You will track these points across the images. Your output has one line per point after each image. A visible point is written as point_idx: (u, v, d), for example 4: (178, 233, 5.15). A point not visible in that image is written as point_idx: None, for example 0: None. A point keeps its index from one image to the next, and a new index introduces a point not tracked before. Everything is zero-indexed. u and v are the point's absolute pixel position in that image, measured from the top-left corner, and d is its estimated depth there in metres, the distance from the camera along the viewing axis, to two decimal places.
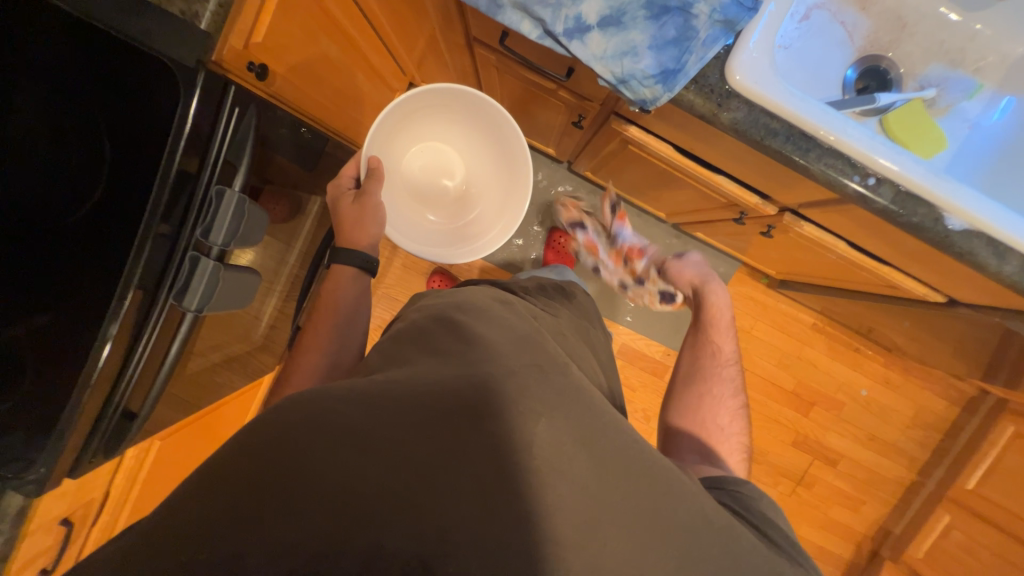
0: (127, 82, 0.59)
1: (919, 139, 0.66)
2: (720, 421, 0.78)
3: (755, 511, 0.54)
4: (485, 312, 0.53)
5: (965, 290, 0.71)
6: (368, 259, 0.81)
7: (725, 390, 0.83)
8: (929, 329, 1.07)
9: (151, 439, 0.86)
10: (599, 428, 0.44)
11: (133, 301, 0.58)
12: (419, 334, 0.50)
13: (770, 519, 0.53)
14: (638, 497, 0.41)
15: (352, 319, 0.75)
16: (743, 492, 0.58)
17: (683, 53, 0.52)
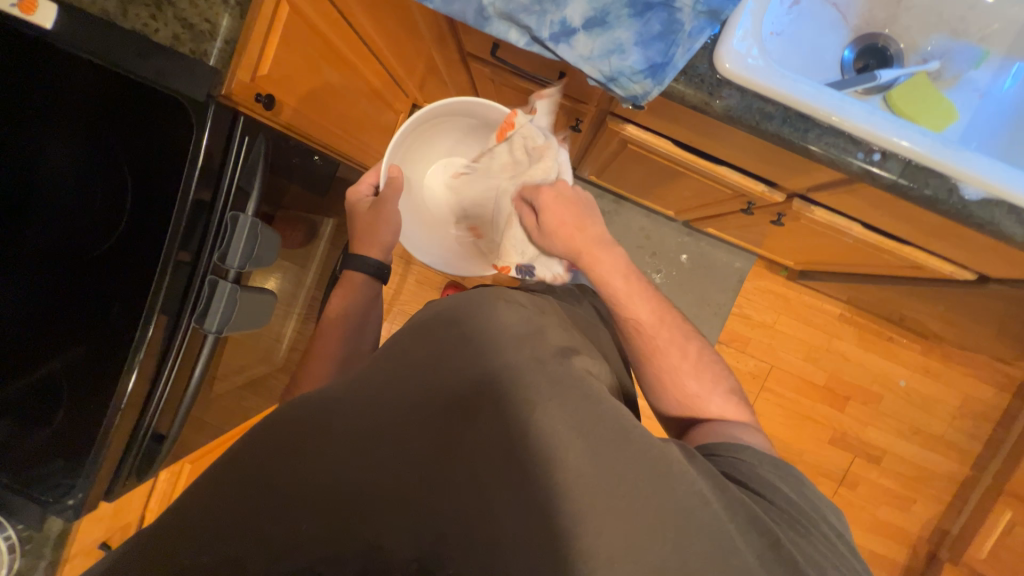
0: (146, 122, 0.63)
1: (926, 113, 0.65)
2: (695, 382, 0.64)
3: (757, 478, 0.49)
4: (491, 311, 0.51)
5: (994, 264, 0.68)
6: (379, 266, 0.82)
7: (690, 346, 0.66)
8: (965, 311, 1.02)
9: (180, 462, 0.89)
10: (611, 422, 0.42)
11: (157, 327, 0.61)
12: (422, 333, 0.48)
13: (772, 488, 0.48)
14: (651, 507, 0.39)
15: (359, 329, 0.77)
16: (740, 457, 0.52)
17: (669, 47, 0.53)
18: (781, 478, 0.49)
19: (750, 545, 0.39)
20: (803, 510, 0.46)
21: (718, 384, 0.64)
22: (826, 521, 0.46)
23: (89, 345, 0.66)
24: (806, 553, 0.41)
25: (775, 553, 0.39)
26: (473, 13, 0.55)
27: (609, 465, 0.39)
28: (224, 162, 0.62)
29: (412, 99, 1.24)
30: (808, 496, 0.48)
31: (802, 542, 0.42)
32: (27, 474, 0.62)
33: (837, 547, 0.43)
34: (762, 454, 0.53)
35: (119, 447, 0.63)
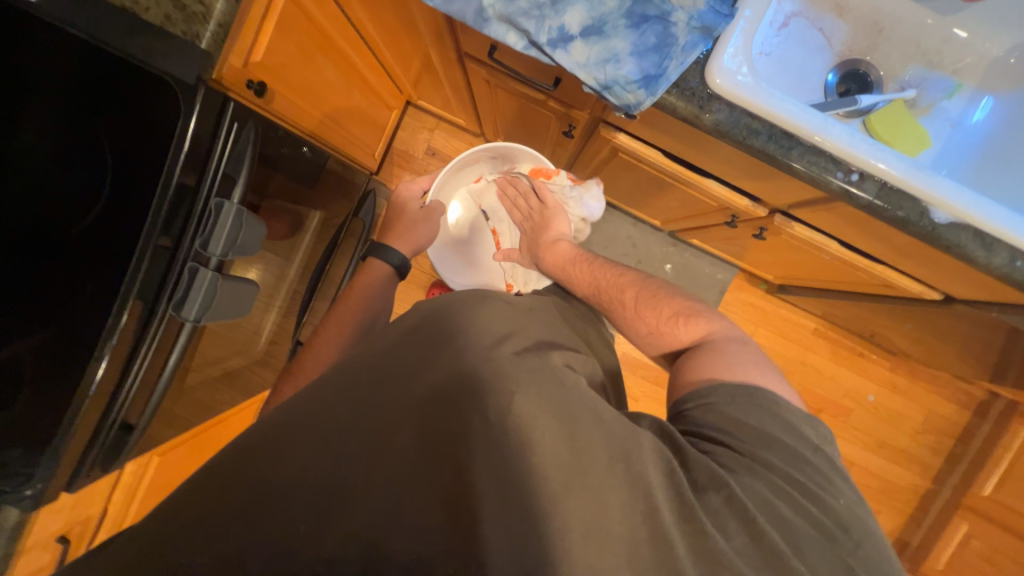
0: (132, 103, 0.61)
1: (902, 138, 0.68)
2: (647, 320, 0.69)
3: (725, 422, 0.50)
4: (479, 304, 0.50)
5: (960, 286, 0.71)
6: (402, 261, 0.84)
7: (628, 292, 0.71)
8: (932, 330, 1.06)
9: (149, 454, 0.86)
10: (592, 416, 0.42)
11: (132, 311, 0.59)
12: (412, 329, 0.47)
13: (743, 424, 0.50)
14: (626, 502, 0.39)
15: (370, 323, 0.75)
16: (712, 403, 0.53)
17: (663, 59, 0.54)
18: (747, 414, 0.51)
19: (705, 505, 0.41)
20: (765, 445, 0.48)
21: (669, 310, 0.69)
22: (789, 450, 0.48)
23: (57, 329, 0.63)
24: (759, 499, 0.43)
25: (730, 508, 0.41)
26: (473, 14, 0.55)
27: (585, 460, 0.40)
28: (211, 148, 0.61)
29: (405, 95, 1.23)
30: (773, 427, 0.50)
31: (757, 485, 0.44)
32: None
33: (794, 477, 0.46)
34: (733, 389, 0.53)
35: (85, 435, 0.61)
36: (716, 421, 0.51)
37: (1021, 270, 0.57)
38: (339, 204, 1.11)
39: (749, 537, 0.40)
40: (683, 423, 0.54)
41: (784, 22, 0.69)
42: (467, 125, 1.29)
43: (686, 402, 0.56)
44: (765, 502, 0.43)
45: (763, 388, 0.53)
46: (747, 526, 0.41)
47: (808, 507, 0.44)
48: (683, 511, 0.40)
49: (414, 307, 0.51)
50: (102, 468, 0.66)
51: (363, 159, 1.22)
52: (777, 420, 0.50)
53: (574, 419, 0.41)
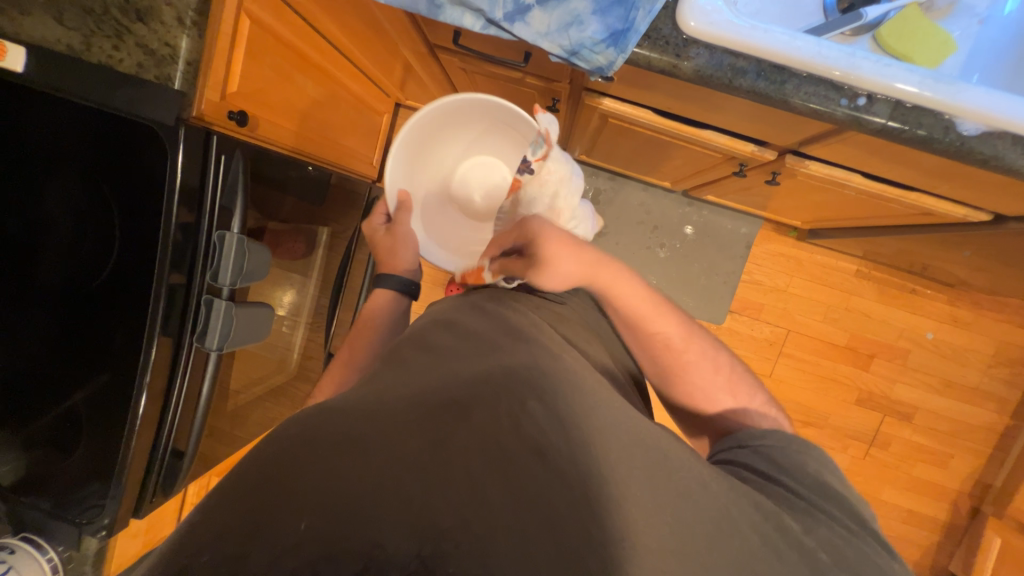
0: (129, 154, 0.65)
1: (920, 48, 0.60)
2: (711, 378, 0.61)
3: (778, 460, 0.48)
4: (503, 320, 0.54)
5: (1009, 201, 0.64)
6: (407, 282, 0.83)
7: (719, 360, 0.62)
8: (989, 254, 0.96)
9: (206, 475, 0.92)
10: (622, 420, 0.44)
11: (161, 347, 0.63)
12: (424, 342, 0.51)
13: (808, 474, 0.46)
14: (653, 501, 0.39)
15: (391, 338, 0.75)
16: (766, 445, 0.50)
17: (629, 11, 0.51)
18: (803, 460, 0.48)
19: (755, 528, 0.39)
20: (825, 494, 0.45)
21: (719, 375, 0.61)
22: (844, 505, 0.44)
23: (104, 373, 0.69)
24: (817, 535, 0.40)
25: (783, 539, 0.39)
26: (425, 3, 0.54)
27: (630, 464, 0.41)
28: (205, 182, 0.64)
29: (394, 98, 1.23)
30: (834, 482, 0.46)
31: (815, 527, 0.41)
32: (61, 498, 0.66)
33: (856, 527, 0.42)
34: (783, 437, 0.51)
35: (141, 462, 0.66)
36: (770, 458, 0.49)
37: None
38: (346, 216, 1.13)
39: (802, 564, 0.38)
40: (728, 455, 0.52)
41: None
42: None
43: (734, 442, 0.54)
44: (827, 543, 0.40)
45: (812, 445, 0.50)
46: (802, 558, 0.38)
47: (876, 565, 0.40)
48: (723, 532, 0.39)
49: (426, 317, 0.57)
50: (164, 493, 0.71)
51: (361, 167, 1.23)
52: (827, 472, 0.47)
53: (615, 422, 0.43)
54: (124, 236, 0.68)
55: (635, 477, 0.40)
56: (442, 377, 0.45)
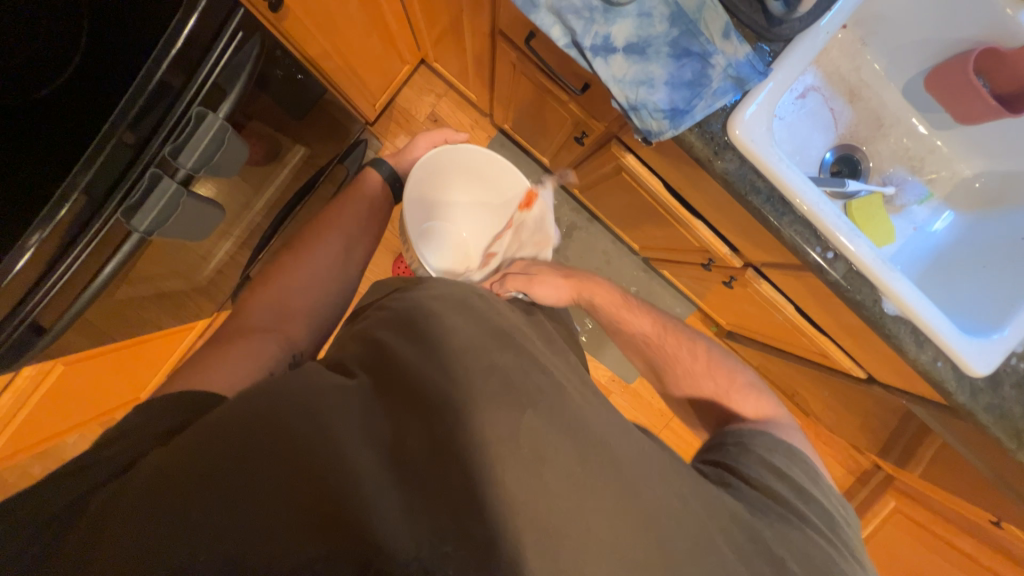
0: None
1: (874, 229, 0.73)
2: (709, 382, 0.66)
3: (770, 470, 0.50)
4: (472, 309, 0.50)
5: (883, 370, 0.79)
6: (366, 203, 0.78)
7: (719, 373, 0.66)
8: (844, 400, 1.17)
9: (54, 362, 0.76)
10: (594, 428, 0.42)
11: (74, 206, 0.53)
12: (407, 320, 0.47)
13: (802, 491, 0.48)
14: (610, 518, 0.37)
15: (348, 250, 0.71)
16: (760, 456, 0.52)
17: (693, 97, 0.55)
18: (786, 467, 0.51)
19: (732, 540, 0.40)
20: (803, 499, 0.48)
21: (719, 379, 0.66)
22: (815, 516, 0.46)
23: None
24: (789, 548, 0.42)
25: (756, 547, 0.40)
26: None
27: (595, 484, 0.38)
28: (206, 53, 0.58)
29: (421, 52, 1.18)
30: (813, 487, 0.49)
31: (790, 535, 0.43)
32: None
33: (834, 539, 0.44)
34: (774, 440, 0.54)
35: None
36: (758, 467, 0.50)
37: (939, 369, 0.63)
38: (325, 144, 1.04)
39: (770, 572, 0.39)
40: (719, 459, 0.53)
41: (803, 92, 0.73)
42: (476, 102, 1.24)
43: (727, 437, 0.56)
44: (801, 554, 0.42)
45: (800, 450, 0.54)
46: (770, 562, 0.40)
47: (840, 572, 0.42)
48: (704, 547, 0.39)
49: (388, 307, 0.51)
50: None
51: (361, 106, 1.13)
52: (812, 479, 0.51)
53: (579, 437, 0.40)
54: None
55: (608, 492, 0.38)
56: (420, 356, 0.42)
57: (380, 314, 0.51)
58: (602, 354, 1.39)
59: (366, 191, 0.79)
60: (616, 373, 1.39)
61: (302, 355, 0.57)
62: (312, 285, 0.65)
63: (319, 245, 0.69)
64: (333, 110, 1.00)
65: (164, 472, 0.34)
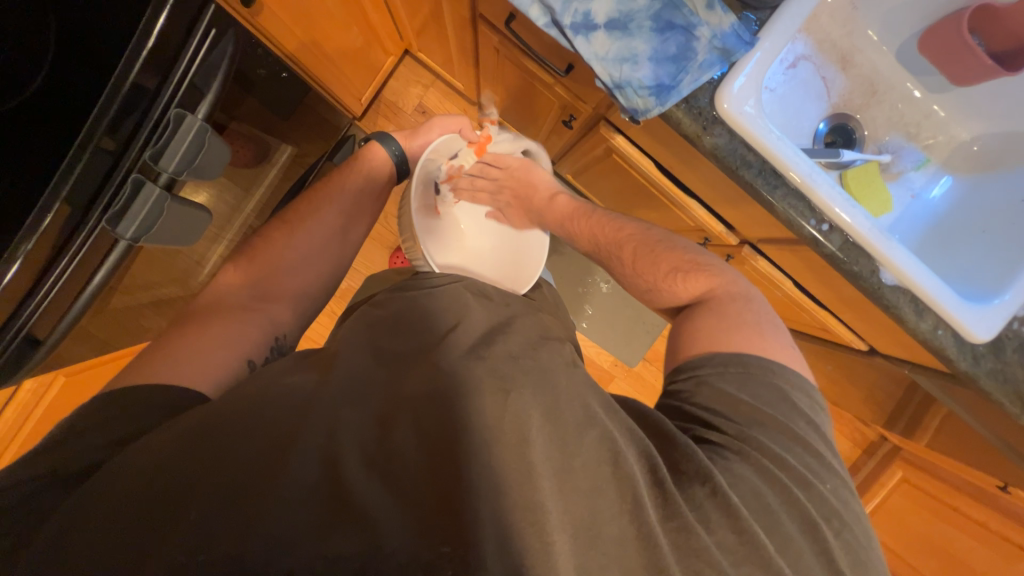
0: None
1: (870, 198, 0.72)
2: (646, 276, 0.67)
3: (723, 403, 0.47)
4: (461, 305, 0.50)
5: (884, 341, 0.78)
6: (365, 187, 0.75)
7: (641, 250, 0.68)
8: (849, 373, 1.15)
9: (55, 373, 0.75)
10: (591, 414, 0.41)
11: (59, 215, 0.52)
12: (394, 324, 0.50)
13: (757, 415, 0.46)
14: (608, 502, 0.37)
15: (345, 234, 0.71)
16: (713, 389, 0.48)
17: (679, 72, 0.54)
18: (740, 391, 0.48)
19: (687, 496, 0.39)
20: (757, 423, 0.45)
21: (662, 265, 0.65)
22: (772, 440, 0.44)
23: None
24: (744, 494, 0.40)
25: (715, 502, 0.39)
26: None
27: (581, 463, 0.38)
28: (180, 53, 0.57)
29: (405, 42, 1.16)
30: (768, 404, 0.47)
31: (742, 473, 0.41)
32: None
33: (788, 462, 0.43)
34: (726, 359, 0.50)
35: None
36: (712, 403, 0.47)
37: (940, 338, 0.62)
38: (313, 141, 1.03)
39: (731, 527, 0.38)
40: (676, 398, 0.51)
41: (794, 62, 0.71)
42: (464, 91, 1.22)
43: (681, 372, 0.53)
44: (750, 493, 0.40)
45: (757, 356, 0.50)
46: (729, 518, 0.38)
47: (794, 499, 0.41)
48: (665, 507, 0.38)
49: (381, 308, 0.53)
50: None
51: (347, 101, 1.12)
52: (774, 394, 0.47)
53: (576, 422, 0.40)
54: (35, 72, 0.53)
55: (596, 474, 0.38)
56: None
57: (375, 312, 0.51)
58: (604, 339, 1.39)
59: (370, 179, 0.76)
60: (618, 358, 1.39)
61: (285, 339, 0.60)
62: (299, 279, 0.64)
63: (312, 222, 0.68)
64: (318, 106, 0.99)
65: (161, 475, 0.33)
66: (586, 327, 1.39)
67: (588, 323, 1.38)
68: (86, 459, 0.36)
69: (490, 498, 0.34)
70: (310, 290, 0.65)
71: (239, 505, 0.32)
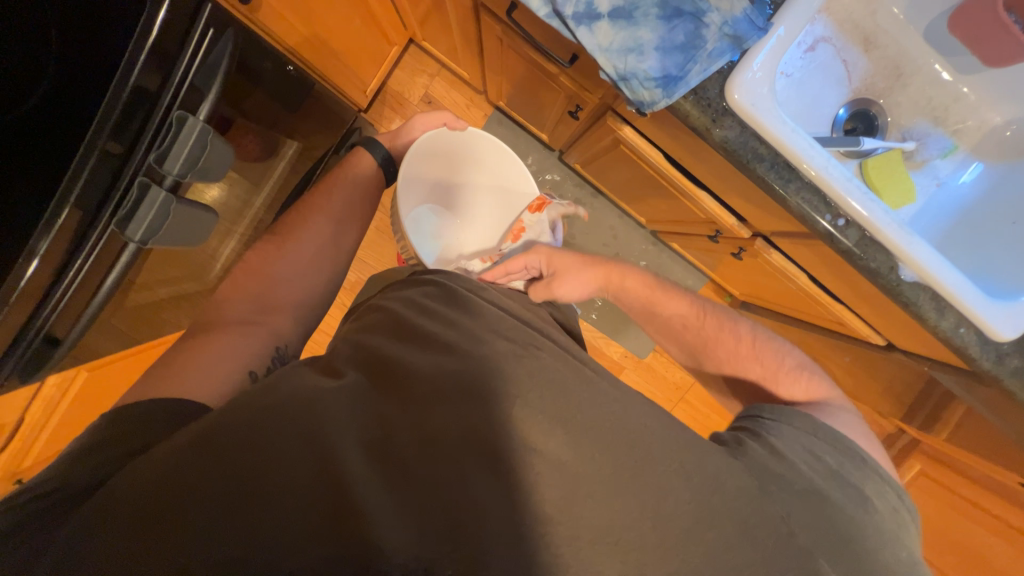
0: None
1: (892, 189, 0.68)
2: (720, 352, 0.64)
3: (806, 452, 0.46)
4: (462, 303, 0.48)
5: (903, 337, 0.75)
6: (358, 185, 0.76)
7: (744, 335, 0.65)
8: (867, 366, 1.12)
9: (77, 368, 0.76)
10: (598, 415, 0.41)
11: (68, 220, 0.53)
12: (398, 325, 0.48)
13: (838, 474, 0.44)
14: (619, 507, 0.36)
15: (339, 232, 0.70)
16: (789, 432, 0.48)
17: (687, 61, 0.52)
18: (825, 452, 0.46)
19: (738, 517, 0.38)
20: (835, 480, 0.44)
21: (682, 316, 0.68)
22: (844, 493, 0.43)
23: None
24: (805, 529, 0.39)
25: (769, 537, 0.38)
26: None
27: (583, 469, 0.37)
28: (179, 53, 0.56)
29: (409, 31, 1.14)
30: (846, 467, 0.45)
31: (814, 522, 0.40)
32: None
33: (858, 518, 0.41)
34: (815, 424, 0.49)
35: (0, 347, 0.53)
36: (790, 443, 0.46)
37: (962, 336, 0.60)
38: (319, 136, 1.03)
39: (781, 552, 0.37)
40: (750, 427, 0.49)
41: (812, 45, 0.67)
42: (470, 80, 1.20)
43: (761, 410, 0.52)
44: (817, 538, 0.39)
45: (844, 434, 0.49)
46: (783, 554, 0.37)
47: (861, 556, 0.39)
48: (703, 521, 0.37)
49: (381, 308, 0.52)
50: (19, 381, 0.59)
51: (352, 93, 1.11)
52: (859, 464, 0.46)
53: (577, 427, 0.39)
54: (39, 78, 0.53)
55: (596, 479, 0.37)
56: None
57: (379, 314, 0.50)
58: (614, 331, 1.38)
59: (360, 180, 0.77)
60: (628, 349, 1.38)
61: (287, 349, 0.59)
62: (305, 276, 0.65)
63: (304, 232, 0.68)
64: (323, 100, 0.98)
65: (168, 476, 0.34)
66: (596, 319, 1.37)
67: (598, 314, 1.36)
68: (103, 460, 0.38)
69: None
70: (309, 299, 0.64)
71: (240, 509, 0.32)
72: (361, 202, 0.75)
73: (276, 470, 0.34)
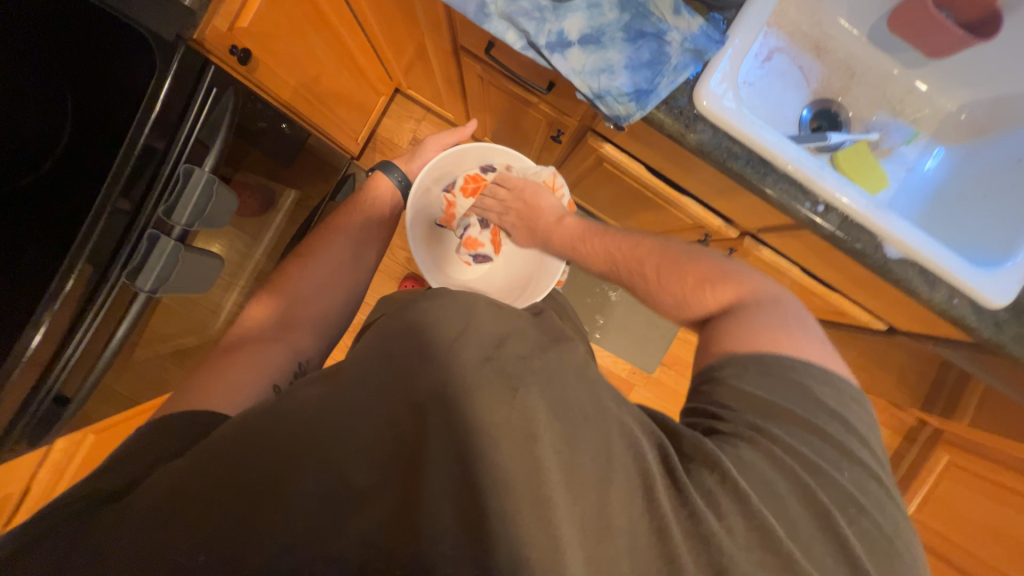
0: (101, 67, 0.58)
1: (864, 176, 0.72)
2: (671, 290, 0.63)
3: (742, 399, 0.46)
4: (478, 304, 0.47)
5: (902, 317, 0.76)
6: (372, 217, 0.79)
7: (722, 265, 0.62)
8: (875, 357, 1.12)
9: (82, 430, 0.75)
10: (607, 407, 0.41)
11: (81, 274, 0.55)
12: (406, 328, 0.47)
13: (769, 404, 0.45)
14: (621, 496, 0.37)
15: (356, 263, 0.75)
16: (726, 378, 0.49)
17: (655, 76, 0.56)
18: (756, 387, 0.47)
19: (699, 488, 0.39)
20: (771, 417, 0.45)
21: (690, 277, 0.62)
22: (789, 411, 0.45)
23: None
24: (753, 475, 0.41)
25: (724, 488, 0.39)
26: (475, 8, 0.56)
27: (593, 462, 0.37)
28: (184, 113, 0.60)
29: (394, 81, 1.21)
30: (785, 398, 0.46)
31: (752, 462, 0.42)
32: None
33: (804, 453, 0.43)
34: (745, 361, 0.49)
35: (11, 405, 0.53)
36: (728, 397, 0.47)
37: (957, 307, 0.61)
38: (316, 185, 1.07)
39: (743, 517, 0.38)
40: (698, 402, 0.50)
41: (768, 55, 0.73)
42: (455, 121, 1.26)
43: (700, 377, 0.53)
44: (762, 482, 0.40)
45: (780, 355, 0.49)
46: (741, 504, 0.39)
47: (805, 497, 0.41)
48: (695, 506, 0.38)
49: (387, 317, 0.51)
50: (29, 444, 0.58)
51: (345, 142, 1.17)
52: (792, 390, 0.47)
53: (583, 422, 0.39)
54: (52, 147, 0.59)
55: (611, 472, 0.37)
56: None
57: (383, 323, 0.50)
58: (619, 348, 1.38)
59: (373, 212, 0.80)
60: (635, 365, 1.37)
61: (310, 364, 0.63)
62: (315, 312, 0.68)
63: (317, 258, 0.73)
64: (318, 150, 1.03)
65: (185, 505, 0.34)
66: (600, 337, 1.38)
67: (601, 333, 1.37)
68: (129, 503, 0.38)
69: (505, 501, 0.34)
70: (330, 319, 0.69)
71: (257, 516, 0.33)
72: (374, 230, 0.79)
73: (293, 478, 0.34)
